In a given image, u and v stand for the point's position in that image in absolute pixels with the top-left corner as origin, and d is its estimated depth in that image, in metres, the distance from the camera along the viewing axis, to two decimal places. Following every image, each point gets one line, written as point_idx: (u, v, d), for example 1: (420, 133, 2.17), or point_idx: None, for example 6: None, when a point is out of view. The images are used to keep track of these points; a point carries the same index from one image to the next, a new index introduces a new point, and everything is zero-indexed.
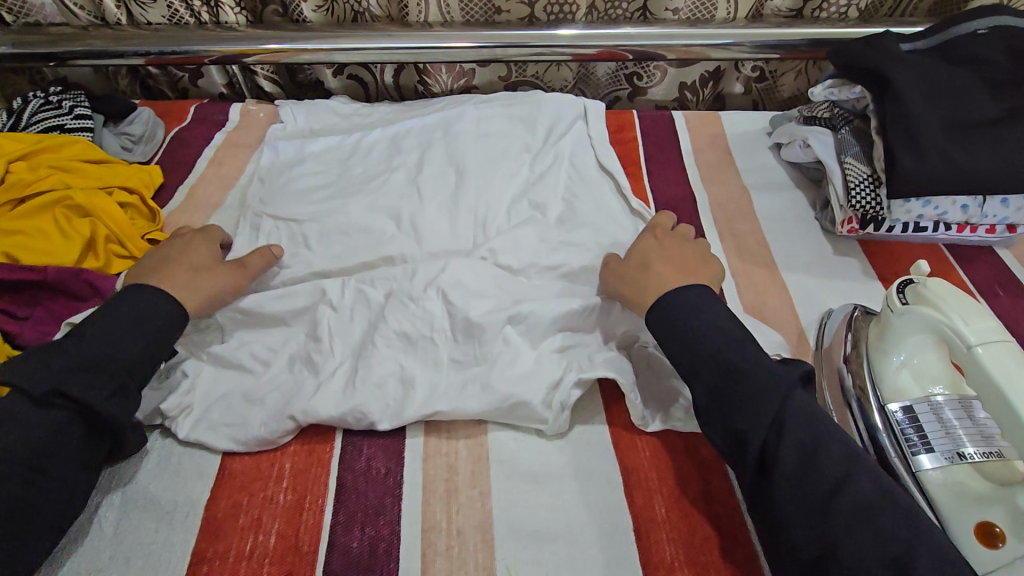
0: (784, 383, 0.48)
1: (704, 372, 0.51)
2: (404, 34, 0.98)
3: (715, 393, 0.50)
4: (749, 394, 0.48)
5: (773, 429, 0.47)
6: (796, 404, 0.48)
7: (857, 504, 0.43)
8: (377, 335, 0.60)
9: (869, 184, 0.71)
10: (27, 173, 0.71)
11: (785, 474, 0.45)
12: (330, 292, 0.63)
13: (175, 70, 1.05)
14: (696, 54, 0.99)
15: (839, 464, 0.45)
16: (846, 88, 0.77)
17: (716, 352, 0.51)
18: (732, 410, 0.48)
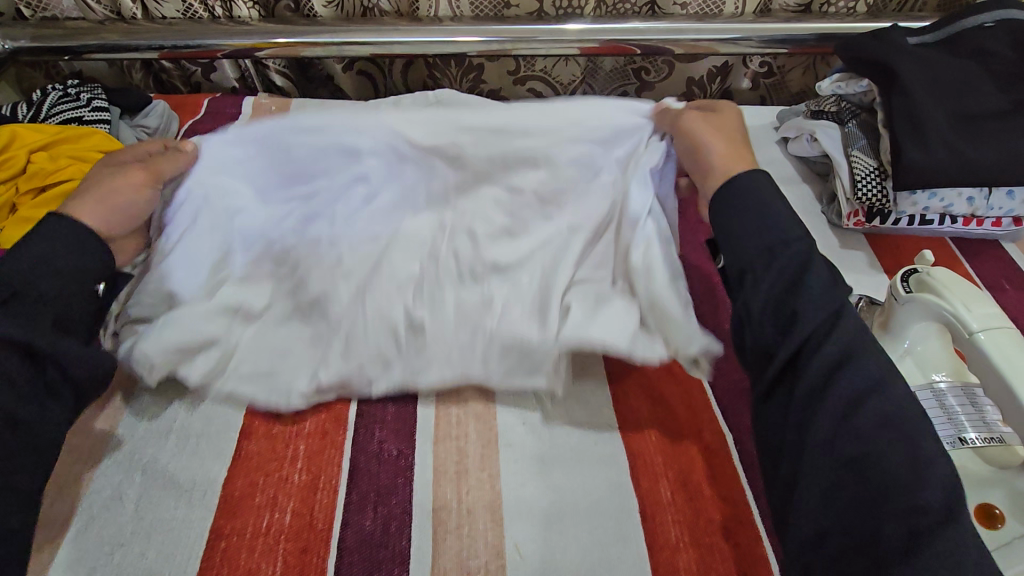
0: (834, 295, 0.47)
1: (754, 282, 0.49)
2: (415, 29, 0.99)
3: (759, 301, 0.48)
4: (798, 302, 0.47)
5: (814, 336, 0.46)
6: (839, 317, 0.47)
7: (880, 416, 0.43)
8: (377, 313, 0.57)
9: (875, 176, 0.72)
10: (48, 163, 0.73)
11: (829, 412, 0.43)
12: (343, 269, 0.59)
13: (189, 64, 1.06)
14: (703, 49, 1.00)
15: (867, 379, 0.44)
16: (852, 82, 0.79)
17: (769, 263, 0.49)
18: (775, 317, 0.47)
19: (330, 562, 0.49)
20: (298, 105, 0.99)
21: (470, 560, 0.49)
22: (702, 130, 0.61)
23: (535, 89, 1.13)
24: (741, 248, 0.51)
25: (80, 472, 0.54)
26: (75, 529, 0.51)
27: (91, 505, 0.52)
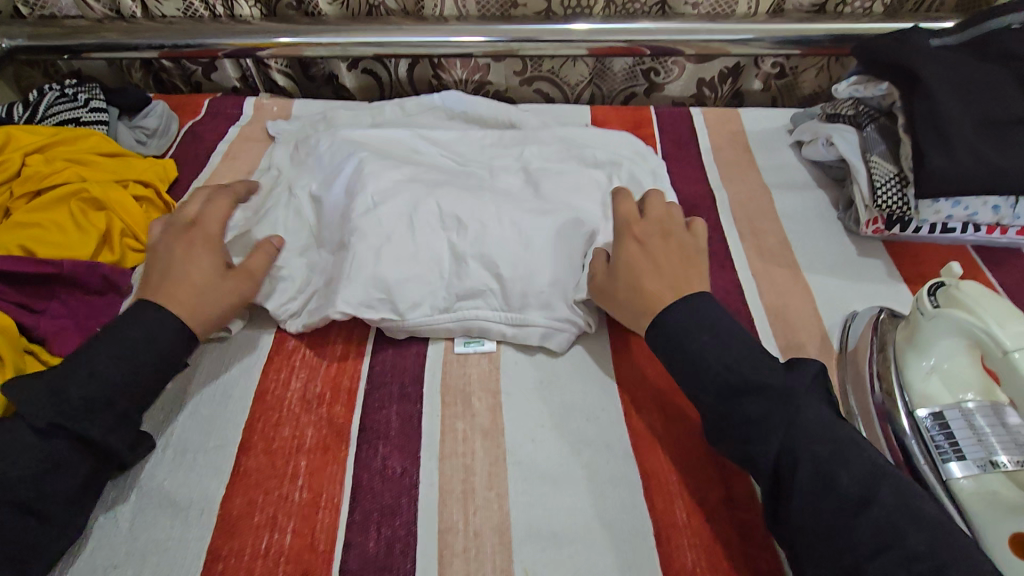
0: (798, 394, 0.47)
1: (712, 395, 0.50)
2: (420, 28, 0.97)
3: (720, 412, 0.49)
4: (756, 413, 0.47)
5: (785, 451, 0.46)
6: (809, 416, 0.46)
7: (879, 525, 0.41)
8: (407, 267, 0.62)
9: (895, 182, 0.69)
10: (43, 166, 0.71)
11: (801, 491, 0.44)
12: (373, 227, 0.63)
13: (190, 63, 1.04)
14: (715, 50, 0.98)
15: (859, 481, 0.43)
16: (872, 85, 0.75)
17: (729, 371, 0.49)
18: (740, 439, 0.48)
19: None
20: (300, 105, 0.97)
21: None
22: (659, 258, 0.59)
23: (542, 89, 1.11)
24: (695, 354, 0.51)
25: None
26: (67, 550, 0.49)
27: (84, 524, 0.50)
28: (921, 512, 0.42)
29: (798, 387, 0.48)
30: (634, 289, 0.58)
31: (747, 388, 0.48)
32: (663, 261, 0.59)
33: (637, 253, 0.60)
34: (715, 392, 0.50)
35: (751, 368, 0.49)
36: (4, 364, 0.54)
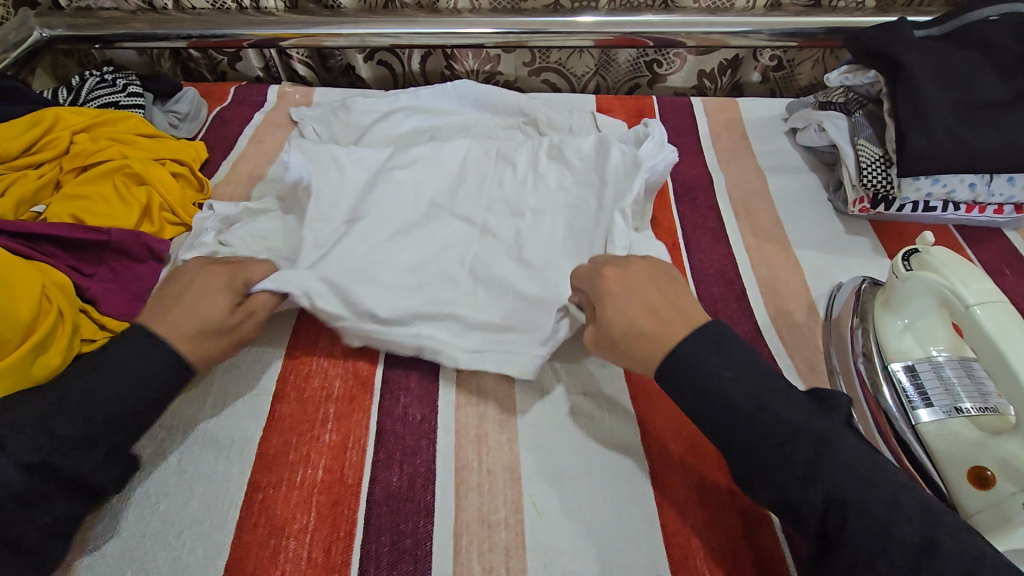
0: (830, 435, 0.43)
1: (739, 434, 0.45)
2: (435, 20, 1.02)
3: (746, 451, 0.45)
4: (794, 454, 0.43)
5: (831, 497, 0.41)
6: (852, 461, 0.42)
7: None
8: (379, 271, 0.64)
9: (880, 164, 0.74)
10: (89, 144, 0.77)
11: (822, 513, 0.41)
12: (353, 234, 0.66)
13: (216, 53, 1.10)
14: (714, 41, 1.03)
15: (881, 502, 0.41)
16: (860, 74, 0.80)
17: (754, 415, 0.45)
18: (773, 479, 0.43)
19: (359, 513, 0.52)
20: (321, 93, 1.03)
21: (491, 514, 0.52)
22: (638, 290, 0.55)
23: (549, 80, 1.17)
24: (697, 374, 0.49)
25: None
26: None
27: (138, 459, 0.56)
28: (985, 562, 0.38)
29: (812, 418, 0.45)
30: (633, 324, 0.52)
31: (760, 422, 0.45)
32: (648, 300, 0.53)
33: (622, 294, 0.54)
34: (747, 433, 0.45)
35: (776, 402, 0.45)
36: (64, 318, 0.60)
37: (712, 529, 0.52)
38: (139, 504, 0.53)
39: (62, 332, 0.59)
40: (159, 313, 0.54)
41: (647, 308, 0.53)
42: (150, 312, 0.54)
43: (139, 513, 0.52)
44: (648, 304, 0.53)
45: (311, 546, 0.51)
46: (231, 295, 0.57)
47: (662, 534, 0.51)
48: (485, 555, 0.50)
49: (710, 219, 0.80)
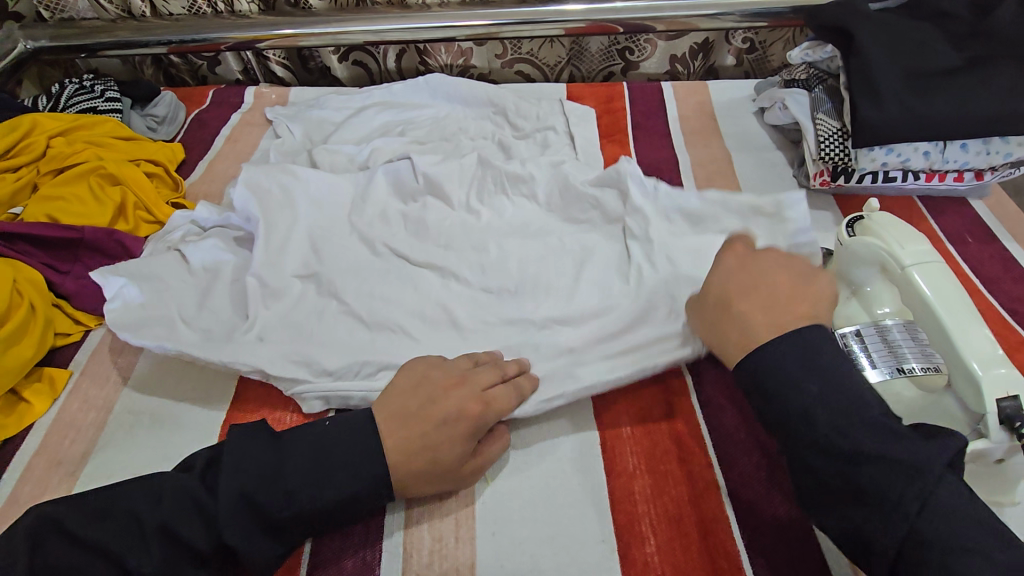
0: (927, 457, 0.41)
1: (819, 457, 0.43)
2: (406, 16, 1.04)
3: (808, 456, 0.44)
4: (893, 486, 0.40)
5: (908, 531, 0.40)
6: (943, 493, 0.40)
7: None
8: (333, 327, 0.64)
9: (838, 136, 0.75)
10: (65, 147, 0.79)
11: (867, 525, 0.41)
12: (332, 290, 0.67)
13: (195, 58, 1.13)
14: (682, 25, 1.04)
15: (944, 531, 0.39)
16: (818, 49, 0.81)
17: (830, 441, 0.43)
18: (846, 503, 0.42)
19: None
20: (296, 92, 1.05)
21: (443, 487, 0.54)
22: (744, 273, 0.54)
23: (523, 71, 1.18)
24: (767, 376, 0.46)
25: (97, 417, 0.61)
26: (94, 462, 0.57)
27: (108, 445, 0.58)
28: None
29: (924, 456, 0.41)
30: (724, 303, 0.52)
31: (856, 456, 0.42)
32: (764, 287, 0.51)
33: (727, 279, 0.54)
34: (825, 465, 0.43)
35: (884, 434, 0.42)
36: (36, 313, 0.62)
37: (659, 495, 0.53)
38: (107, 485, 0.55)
39: (34, 325, 0.61)
40: (397, 423, 0.51)
41: (751, 290, 0.51)
42: (388, 429, 0.51)
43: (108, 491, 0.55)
44: (742, 290, 0.52)
45: None
46: (456, 453, 0.51)
47: (610, 502, 0.53)
48: (435, 525, 0.52)
49: None
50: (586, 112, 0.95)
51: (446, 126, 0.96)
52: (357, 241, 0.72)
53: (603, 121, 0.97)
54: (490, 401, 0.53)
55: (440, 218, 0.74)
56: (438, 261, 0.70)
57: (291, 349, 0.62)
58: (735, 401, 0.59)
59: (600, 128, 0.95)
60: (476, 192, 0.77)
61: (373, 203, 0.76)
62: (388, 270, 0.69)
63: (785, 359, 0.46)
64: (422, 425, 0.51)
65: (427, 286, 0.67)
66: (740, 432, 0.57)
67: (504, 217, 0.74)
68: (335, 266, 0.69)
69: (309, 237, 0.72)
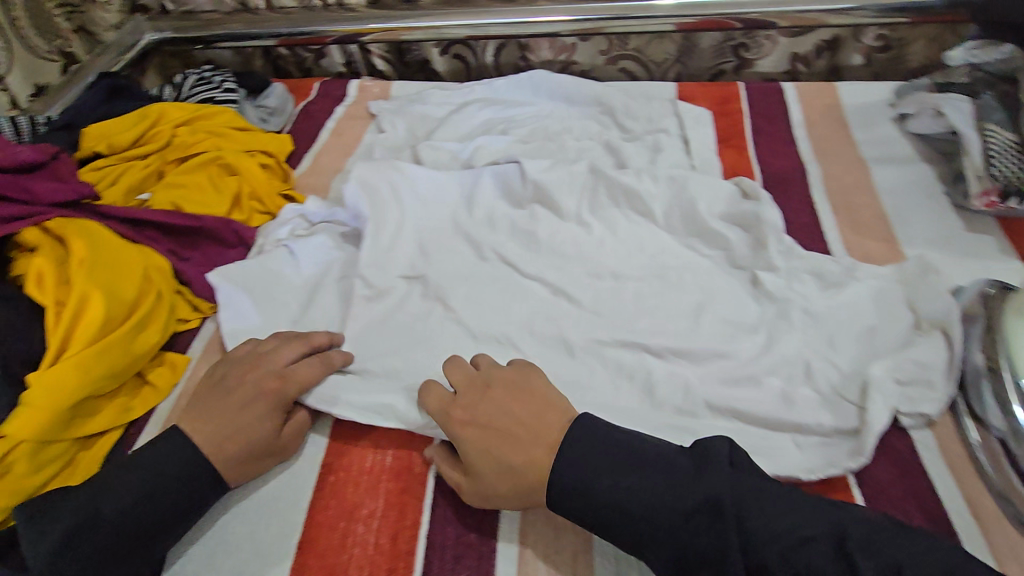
0: (715, 486, 0.43)
1: (654, 541, 0.43)
2: (512, 10, 1.02)
3: (647, 524, 0.43)
4: (713, 530, 0.42)
5: (754, 561, 0.40)
6: (760, 514, 0.42)
7: None
8: (439, 336, 0.62)
9: (1015, 151, 0.67)
10: (188, 136, 0.81)
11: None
12: (437, 295, 0.65)
13: (302, 50, 1.15)
14: (811, 21, 0.96)
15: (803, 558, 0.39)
16: (991, 49, 0.73)
17: (649, 511, 0.43)
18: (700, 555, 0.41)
19: (426, 503, 0.52)
20: (398, 86, 1.05)
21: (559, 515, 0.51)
22: (493, 405, 0.52)
23: (627, 68, 1.12)
24: (579, 485, 0.46)
25: None
26: None
27: None
28: (905, 566, 0.39)
29: (716, 483, 0.43)
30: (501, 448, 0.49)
31: (684, 517, 0.43)
32: (506, 414, 0.51)
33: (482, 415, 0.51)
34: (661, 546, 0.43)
35: (671, 482, 0.44)
36: (163, 299, 0.64)
37: None
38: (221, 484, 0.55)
39: (160, 311, 0.63)
40: (204, 426, 0.52)
41: (511, 431, 0.50)
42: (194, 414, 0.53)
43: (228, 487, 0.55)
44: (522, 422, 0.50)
45: (379, 532, 0.51)
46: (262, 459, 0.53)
47: None
48: (551, 556, 0.49)
49: (804, 213, 0.74)
50: (702, 114, 0.89)
51: (549, 125, 0.92)
52: (461, 245, 0.70)
53: (719, 124, 0.90)
54: (289, 378, 0.56)
55: (550, 225, 0.70)
56: (546, 271, 0.66)
57: (399, 357, 0.61)
58: (885, 452, 0.53)
59: (716, 132, 0.88)
60: (588, 201, 0.73)
61: (479, 204, 0.73)
62: (493, 278, 0.66)
63: (575, 470, 0.46)
64: (221, 410, 0.53)
65: (535, 299, 0.64)
66: (896, 488, 0.51)
67: (617, 229, 0.69)
68: (438, 271, 0.67)
69: (414, 239, 0.71)
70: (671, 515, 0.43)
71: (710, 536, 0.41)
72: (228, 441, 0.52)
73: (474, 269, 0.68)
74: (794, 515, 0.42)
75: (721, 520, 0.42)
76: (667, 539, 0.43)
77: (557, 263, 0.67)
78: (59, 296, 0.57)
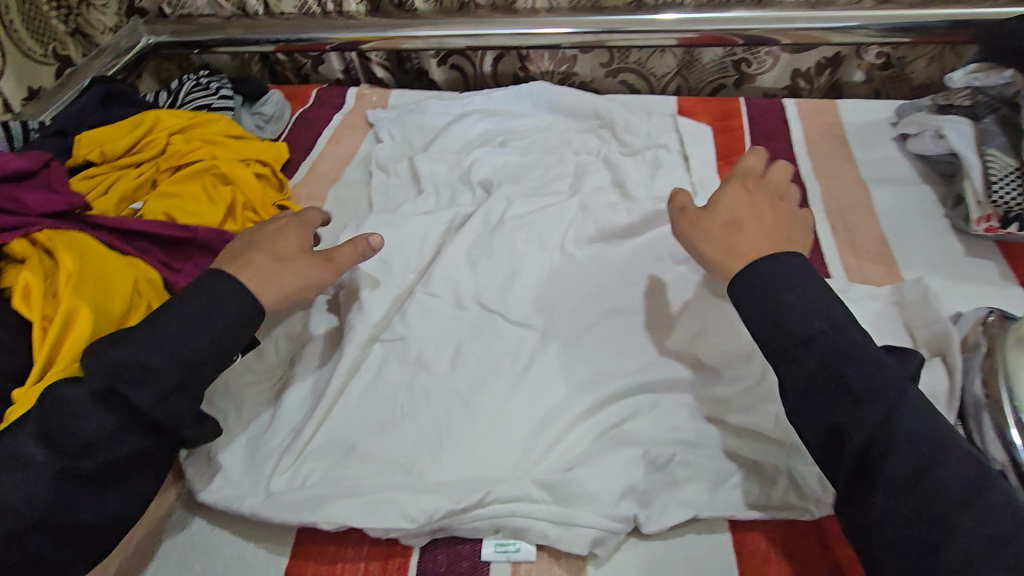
0: (898, 384, 0.44)
1: (802, 360, 0.46)
2: (513, 22, 1.01)
3: (827, 358, 0.45)
4: (861, 387, 0.44)
5: (887, 436, 0.43)
6: (916, 420, 0.43)
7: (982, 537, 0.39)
8: (419, 382, 0.61)
9: (1015, 176, 0.66)
10: (183, 145, 0.80)
11: (882, 480, 0.43)
12: (419, 337, 0.64)
13: (300, 56, 1.14)
14: (815, 39, 0.94)
15: (959, 482, 0.41)
16: (993, 73, 0.72)
17: (820, 335, 0.46)
18: (838, 405, 0.44)
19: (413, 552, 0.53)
20: (397, 95, 1.04)
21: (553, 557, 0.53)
22: (732, 206, 0.56)
23: (628, 80, 1.11)
24: (767, 298, 0.48)
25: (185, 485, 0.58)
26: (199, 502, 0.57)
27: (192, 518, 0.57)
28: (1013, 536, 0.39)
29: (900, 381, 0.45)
30: (723, 224, 0.54)
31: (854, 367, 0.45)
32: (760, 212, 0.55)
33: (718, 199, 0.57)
34: (814, 432, 0.46)
35: (834, 386, 0.45)
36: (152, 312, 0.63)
37: None
38: (212, 517, 0.57)
39: None
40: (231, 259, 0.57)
41: (736, 231, 0.53)
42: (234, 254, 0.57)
43: (220, 519, 0.56)
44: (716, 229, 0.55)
45: (368, 558, 0.53)
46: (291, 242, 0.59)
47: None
48: None
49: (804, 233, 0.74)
50: (701, 130, 0.88)
51: (549, 138, 0.92)
52: (443, 284, 0.69)
53: (718, 140, 0.90)
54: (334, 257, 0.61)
55: (541, 260, 0.70)
56: (532, 307, 0.67)
57: (381, 404, 0.60)
58: None
59: (715, 149, 0.88)
60: (581, 228, 0.74)
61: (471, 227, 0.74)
62: (476, 322, 0.66)
63: (766, 279, 0.48)
64: (251, 244, 0.58)
65: (521, 339, 0.64)
66: None
67: (602, 263, 0.71)
68: (421, 313, 0.66)
69: (395, 280, 0.69)
70: (828, 359, 0.45)
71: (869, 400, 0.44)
72: (247, 259, 0.55)
73: (458, 311, 0.67)
74: (948, 442, 0.43)
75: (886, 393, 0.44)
76: (794, 366, 0.46)
77: (548, 299, 0.67)
78: (46, 312, 0.56)
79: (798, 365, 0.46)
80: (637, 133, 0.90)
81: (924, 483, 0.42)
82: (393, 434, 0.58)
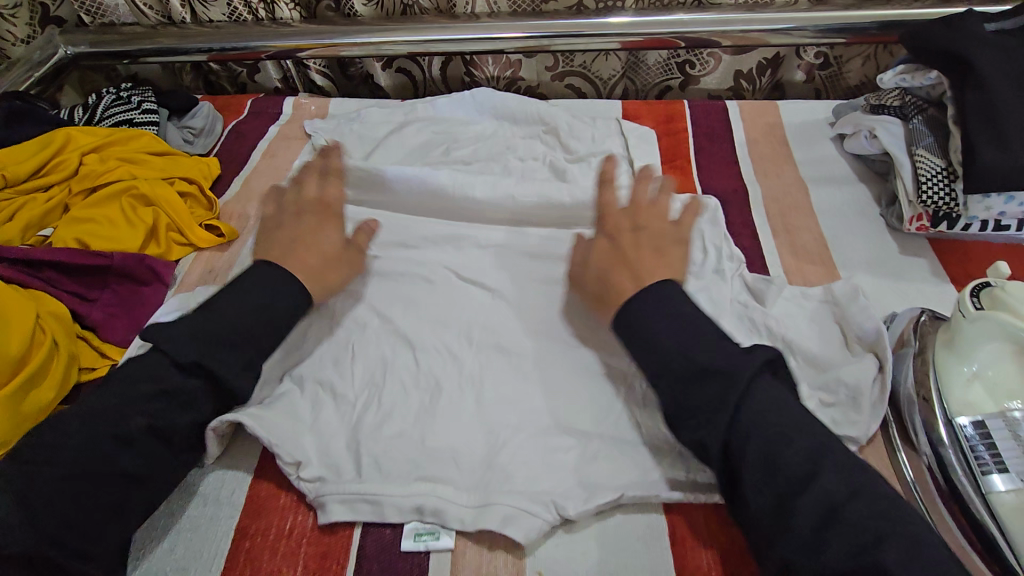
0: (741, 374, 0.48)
1: (668, 376, 0.50)
2: (454, 26, 0.98)
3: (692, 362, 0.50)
4: (705, 385, 0.48)
5: (735, 429, 0.46)
6: (760, 407, 0.47)
7: (820, 502, 0.42)
8: (376, 393, 0.59)
9: (942, 178, 0.68)
10: (98, 165, 0.76)
11: (747, 472, 0.45)
12: (381, 345, 0.63)
13: (234, 65, 1.09)
14: (753, 40, 0.95)
15: (802, 455, 0.45)
16: (919, 75, 0.73)
17: (679, 350, 0.51)
18: (695, 413, 0.48)
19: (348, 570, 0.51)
20: (337, 103, 1.01)
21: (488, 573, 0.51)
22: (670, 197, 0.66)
23: (574, 84, 1.11)
24: (667, 310, 0.54)
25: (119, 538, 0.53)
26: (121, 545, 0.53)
27: None
28: (845, 496, 0.42)
29: (745, 369, 0.48)
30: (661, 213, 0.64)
31: (703, 369, 0.49)
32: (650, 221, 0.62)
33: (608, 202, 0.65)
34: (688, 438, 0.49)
35: (694, 390, 0.49)
36: (59, 348, 0.59)
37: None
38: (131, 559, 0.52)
39: (56, 362, 0.58)
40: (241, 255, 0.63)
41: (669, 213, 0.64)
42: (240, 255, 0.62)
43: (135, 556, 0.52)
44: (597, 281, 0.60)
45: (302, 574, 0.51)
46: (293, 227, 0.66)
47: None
48: None
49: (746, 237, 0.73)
50: (644, 135, 0.88)
51: (493, 144, 0.90)
52: (401, 299, 0.67)
53: (663, 144, 0.89)
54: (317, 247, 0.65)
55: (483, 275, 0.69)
56: (488, 318, 0.65)
57: (331, 417, 0.57)
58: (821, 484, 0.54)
59: (660, 152, 0.87)
60: (524, 238, 0.72)
61: (401, 200, 0.76)
62: (436, 326, 0.64)
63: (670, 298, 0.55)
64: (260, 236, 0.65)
65: (480, 347, 0.62)
66: None
67: (546, 274, 0.69)
68: (384, 326, 0.64)
69: (352, 299, 0.67)
70: (687, 368, 0.50)
71: (715, 395, 0.48)
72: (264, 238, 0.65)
73: (419, 319, 0.65)
74: (789, 430, 0.46)
75: (733, 385, 0.48)
76: (668, 378, 0.51)
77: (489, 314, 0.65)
78: None
79: (668, 375, 0.51)
80: (581, 138, 0.89)
81: (773, 464, 0.45)
82: (325, 419, 0.57)
